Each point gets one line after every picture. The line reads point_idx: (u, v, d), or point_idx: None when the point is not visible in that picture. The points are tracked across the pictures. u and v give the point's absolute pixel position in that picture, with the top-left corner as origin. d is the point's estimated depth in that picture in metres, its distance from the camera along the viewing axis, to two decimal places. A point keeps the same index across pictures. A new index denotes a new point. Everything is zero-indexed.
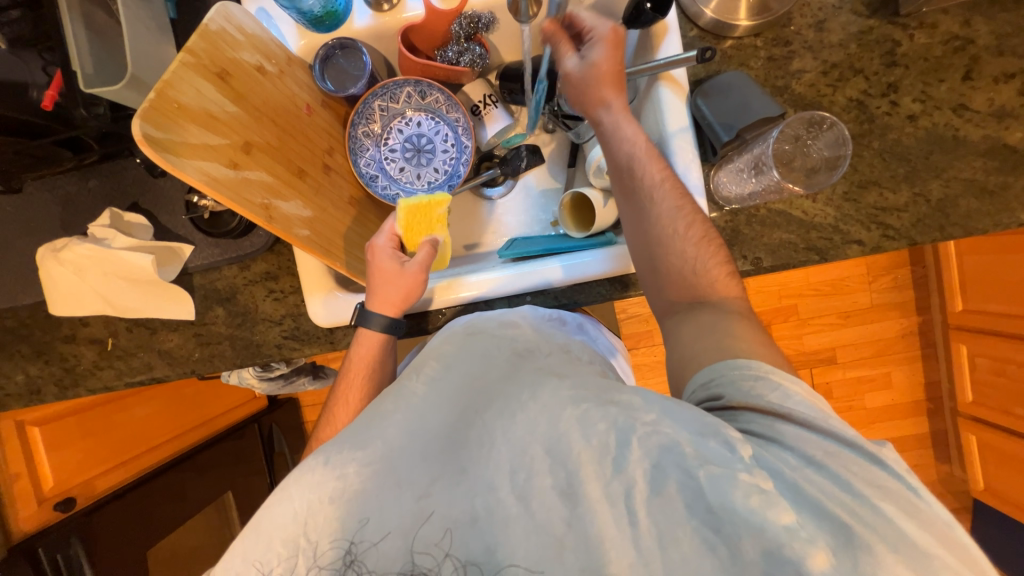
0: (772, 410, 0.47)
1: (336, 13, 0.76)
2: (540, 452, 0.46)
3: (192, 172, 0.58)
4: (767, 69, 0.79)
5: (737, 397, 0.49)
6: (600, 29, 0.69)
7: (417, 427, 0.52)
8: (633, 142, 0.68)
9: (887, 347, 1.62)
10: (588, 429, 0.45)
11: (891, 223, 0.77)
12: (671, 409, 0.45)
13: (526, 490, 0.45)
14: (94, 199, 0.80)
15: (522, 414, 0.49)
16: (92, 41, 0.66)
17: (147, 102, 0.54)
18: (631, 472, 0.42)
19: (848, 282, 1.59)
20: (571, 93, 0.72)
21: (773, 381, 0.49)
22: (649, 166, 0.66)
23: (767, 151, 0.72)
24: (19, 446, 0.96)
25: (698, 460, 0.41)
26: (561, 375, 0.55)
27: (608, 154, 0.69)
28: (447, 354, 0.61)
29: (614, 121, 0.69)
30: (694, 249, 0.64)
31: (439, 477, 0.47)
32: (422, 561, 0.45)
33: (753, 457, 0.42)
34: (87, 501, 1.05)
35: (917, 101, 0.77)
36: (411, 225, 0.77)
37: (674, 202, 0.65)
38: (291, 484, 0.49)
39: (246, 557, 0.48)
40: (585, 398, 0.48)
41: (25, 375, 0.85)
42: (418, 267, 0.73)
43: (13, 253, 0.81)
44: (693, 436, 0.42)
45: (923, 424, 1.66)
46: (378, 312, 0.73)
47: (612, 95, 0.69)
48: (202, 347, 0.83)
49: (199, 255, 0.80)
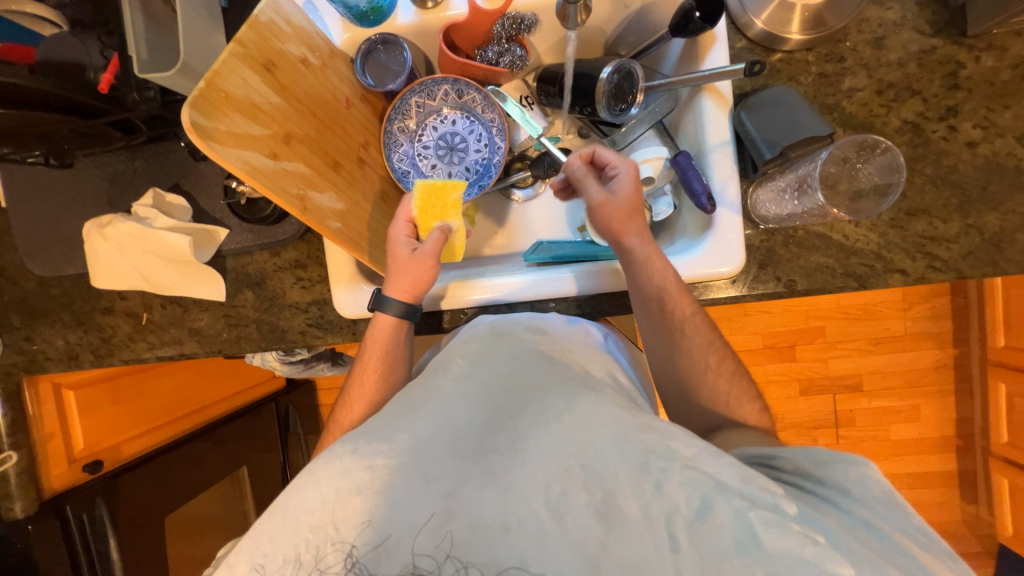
0: (825, 478, 0.48)
1: (380, 8, 0.77)
2: (576, 466, 0.48)
3: (234, 161, 0.59)
4: (817, 86, 0.76)
5: (789, 459, 0.52)
6: (623, 166, 0.73)
7: (449, 423, 0.53)
8: (663, 275, 0.69)
9: (919, 378, 1.55)
10: (625, 448, 0.47)
11: (939, 254, 0.73)
12: (713, 449, 0.47)
13: (560, 506, 0.47)
14: (138, 178, 0.83)
15: (558, 425, 0.51)
16: (149, 27, 0.68)
17: (197, 90, 0.56)
18: (671, 496, 0.44)
19: (882, 308, 1.53)
20: (598, 222, 0.73)
21: (842, 463, 0.49)
22: (680, 301, 0.69)
23: (815, 172, 0.71)
24: (53, 407, 1.00)
25: (747, 502, 0.42)
26: (596, 390, 0.56)
27: (638, 286, 0.70)
28: (474, 352, 0.62)
29: (646, 254, 0.70)
30: (727, 385, 0.70)
31: (469, 477, 0.49)
32: (422, 562, 0.47)
33: (799, 513, 0.43)
34: (112, 464, 1.08)
35: (978, 127, 0.73)
36: (425, 207, 0.75)
37: (704, 335, 0.70)
38: (318, 468, 0.52)
39: (272, 539, 0.50)
40: (624, 418, 0.50)
41: (65, 341, 0.89)
42: (430, 251, 0.73)
43: (62, 224, 0.85)
44: (738, 480, 0.44)
45: (953, 461, 1.58)
46: (392, 298, 0.73)
47: (638, 228, 0.71)
48: (230, 328, 0.85)
49: (234, 239, 0.82)
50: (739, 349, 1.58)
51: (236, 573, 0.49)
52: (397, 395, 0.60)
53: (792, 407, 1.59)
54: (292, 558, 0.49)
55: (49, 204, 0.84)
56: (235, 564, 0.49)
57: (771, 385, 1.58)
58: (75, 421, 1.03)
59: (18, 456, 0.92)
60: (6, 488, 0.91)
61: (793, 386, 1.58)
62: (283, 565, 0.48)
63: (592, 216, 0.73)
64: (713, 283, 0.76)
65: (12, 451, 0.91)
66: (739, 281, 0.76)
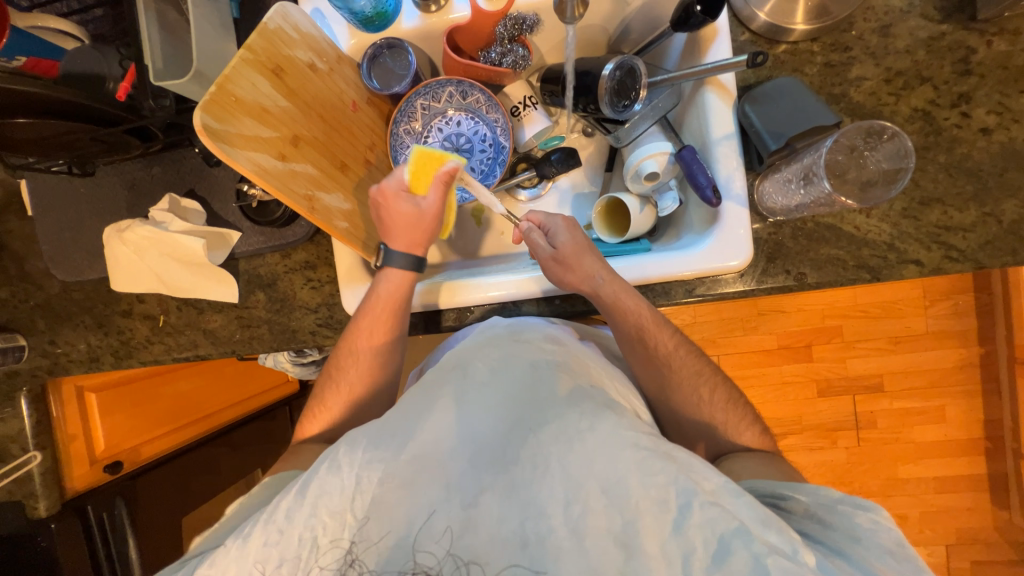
0: (840, 526, 0.50)
1: (385, 13, 0.78)
2: (596, 490, 0.47)
3: (244, 162, 0.62)
4: (823, 76, 0.75)
5: (800, 502, 0.54)
6: (554, 222, 0.76)
7: (469, 435, 0.54)
8: (636, 313, 0.70)
9: (942, 378, 1.50)
10: (647, 478, 0.46)
11: (955, 244, 0.71)
12: (733, 486, 0.46)
13: (580, 526, 0.47)
14: (156, 184, 0.86)
15: (580, 445, 0.50)
16: (164, 38, 0.71)
17: (208, 95, 0.59)
18: (690, 536, 0.44)
19: (901, 305, 1.49)
20: (553, 277, 0.72)
21: (850, 508, 0.51)
22: (659, 335, 0.71)
23: (819, 161, 0.69)
24: (76, 408, 1.02)
25: (766, 548, 0.42)
26: (617, 410, 0.54)
27: (613, 327, 0.72)
28: (496, 359, 0.61)
29: (614, 294, 0.70)
30: (721, 400, 0.71)
31: (489, 489, 0.50)
32: (423, 560, 0.48)
33: (816, 564, 0.43)
34: (129, 467, 1.12)
35: (992, 113, 0.72)
36: (421, 173, 0.75)
37: (692, 367, 0.72)
38: (342, 453, 0.53)
39: (289, 516, 0.51)
40: (646, 444, 0.49)
41: (87, 344, 0.92)
42: (434, 207, 0.76)
43: (84, 231, 0.88)
44: (757, 522, 0.44)
45: (982, 465, 1.52)
46: (405, 251, 0.76)
47: (595, 267, 0.71)
48: (243, 329, 0.87)
49: (246, 241, 0.85)
50: (754, 350, 1.55)
51: (250, 545, 0.50)
52: (417, 391, 0.60)
53: (811, 409, 1.55)
54: (308, 538, 0.50)
55: (73, 211, 0.87)
56: (250, 535, 0.51)
57: (787, 386, 1.55)
58: (97, 422, 1.06)
59: (42, 457, 0.95)
60: (31, 487, 0.94)
61: (811, 387, 1.54)
62: (297, 543, 0.50)
63: (546, 275, 0.73)
64: (721, 276, 0.75)
65: (37, 452, 0.94)
66: (747, 275, 0.75)
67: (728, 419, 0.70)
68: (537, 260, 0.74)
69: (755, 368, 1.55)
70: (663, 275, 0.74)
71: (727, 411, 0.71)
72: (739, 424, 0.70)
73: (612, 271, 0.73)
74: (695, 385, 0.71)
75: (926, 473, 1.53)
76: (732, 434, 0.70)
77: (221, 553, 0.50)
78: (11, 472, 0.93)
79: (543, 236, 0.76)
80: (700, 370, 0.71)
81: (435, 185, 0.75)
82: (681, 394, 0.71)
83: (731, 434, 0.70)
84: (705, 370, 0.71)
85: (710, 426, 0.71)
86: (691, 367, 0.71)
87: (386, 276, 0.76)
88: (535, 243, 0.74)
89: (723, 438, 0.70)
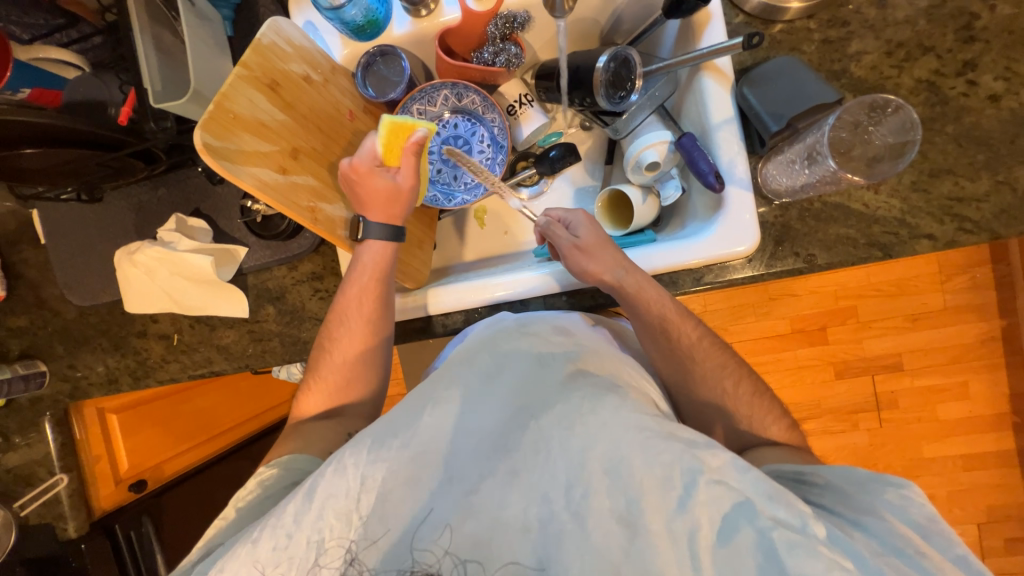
0: (867, 503, 0.49)
1: (376, 21, 0.79)
2: (599, 470, 0.47)
3: (246, 177, 0.63)
4: (821, 53, 0.74)
5: (821, 476, 0.54)
6: (575, 214, 0.76)
7: (471, 426, 0.54)
8: (661, 304, 0.70)
9: (963, 353, 1.47)
10: (651, 457, 0.45)
11: (969, 215, 0.70)
12: (741, 462, 0.45)
13: (582, 508, 0.46)
14: (162, 206, 0.87)
15: (581, 427, 0.49)
16: (162, 61, 0.72)
17: (207, 113, 0.60)
18: (696, 515, 0.43)
19: (916, 282, 1.46)
20: (576, 267, 0.71)
21: (877, 486, 0.50)
22: (680, 328, 0.70)
23: (823, 138, 0.67)
24: (100, 432, 1.05)
25: (772, 522, 0.42)
26: (621, 393, 0.54)
27: (636, 316, 0.71)
28: (501, 351, 0.61)
29: (638, 284, 0.70)
30: (734, 387, 0.70)
31: (491, 477, 0.50)
32: (423, 558, 0.48)
33: (827, 535, 0.43)
34: (155, 483, 1.20)
35: (1000, 79, 0.70)
36: (393, 145, 0.73)
37: (709, 363, 0.71)
38: (347, 454, 0.53)
39: (298, 519, 0.50)
40: (650, 424, 0.48)
41: (104, 366, 0.93)
42: (412, 181, 0.74)
43: (96, 256, 0.89)
44: (764, 497, 0.43)
45: (1009, 439, 1.48)
46: (383, 222, 0.74)
47: (617, 259, 0.71)
48: (255, 343, 0.88)
49: (253, 256, 0.85)
50: (768, 335, 1.53)
51: (260, 548, 0.49)
52: (420, 386, 0.60)
53: (829, 392, 1.52)
54: (316, 542, 0.50)
55: (83, 237, 0.89)
56: (258, 541, 0.50)
57: (804, 370, 1.53)
58: (118, 444, 1.09)
59: (68, 479, 0.96)
60: (60, 509, 0.96)
61: (827, 370, 1.52)
62: (307, 543, 0.50)
63: (568, 264, 0.72)
64: (728, 263, 0.74)
65: (63, 474, 0.96)
66: (756, 260, 0.74)
67: (743, 406, 0.69)
68: (559, 253, 0.73)
69: (770, 353, 1.53)
70: (669, 264, 0.74)
71: (744, 401, 0.69)
72: (755, 412, 0.68)
73: (634, 263, 0.72)
74: (707, 374, 0.70)
75: (953, 452, 1.50)
76: (750, 423, 0.68)
77: (229, 559, 0.49)
78: (40, 495, 0.95)
79: (564, 229, 0.75)
80: (710, 358, 0.70)
81: (407, 157, 0.73)
82: (696, 386, 0.70)
83: (749, 422, 0.68)
84: (714, 360, 0.70)
85: (728, 417, 0.69)
86: (699, 358, 0.70)
87: (368, 246, 0.75)
88: (559, 235, 0.74)
89: (744, 427, 0.69)
